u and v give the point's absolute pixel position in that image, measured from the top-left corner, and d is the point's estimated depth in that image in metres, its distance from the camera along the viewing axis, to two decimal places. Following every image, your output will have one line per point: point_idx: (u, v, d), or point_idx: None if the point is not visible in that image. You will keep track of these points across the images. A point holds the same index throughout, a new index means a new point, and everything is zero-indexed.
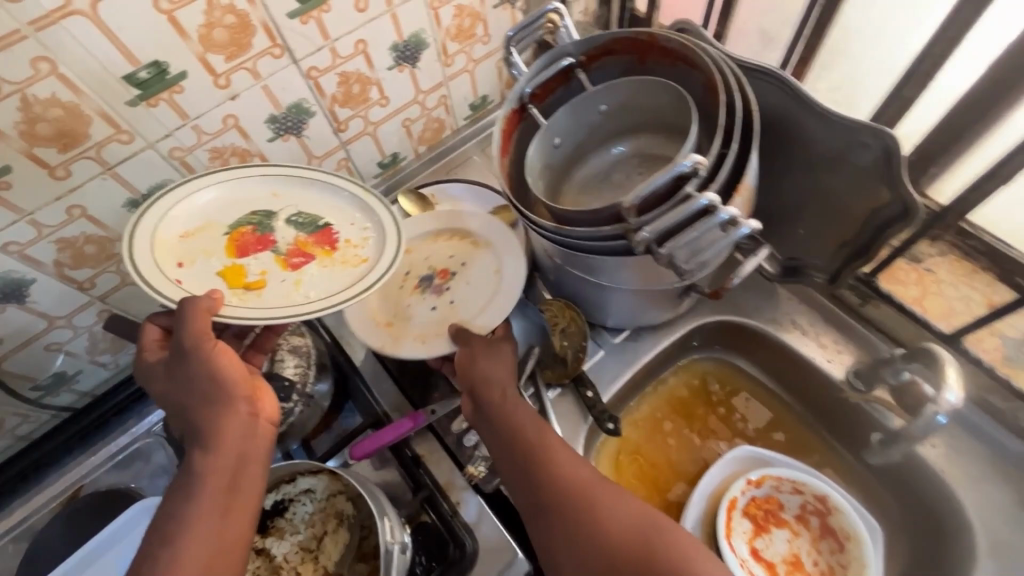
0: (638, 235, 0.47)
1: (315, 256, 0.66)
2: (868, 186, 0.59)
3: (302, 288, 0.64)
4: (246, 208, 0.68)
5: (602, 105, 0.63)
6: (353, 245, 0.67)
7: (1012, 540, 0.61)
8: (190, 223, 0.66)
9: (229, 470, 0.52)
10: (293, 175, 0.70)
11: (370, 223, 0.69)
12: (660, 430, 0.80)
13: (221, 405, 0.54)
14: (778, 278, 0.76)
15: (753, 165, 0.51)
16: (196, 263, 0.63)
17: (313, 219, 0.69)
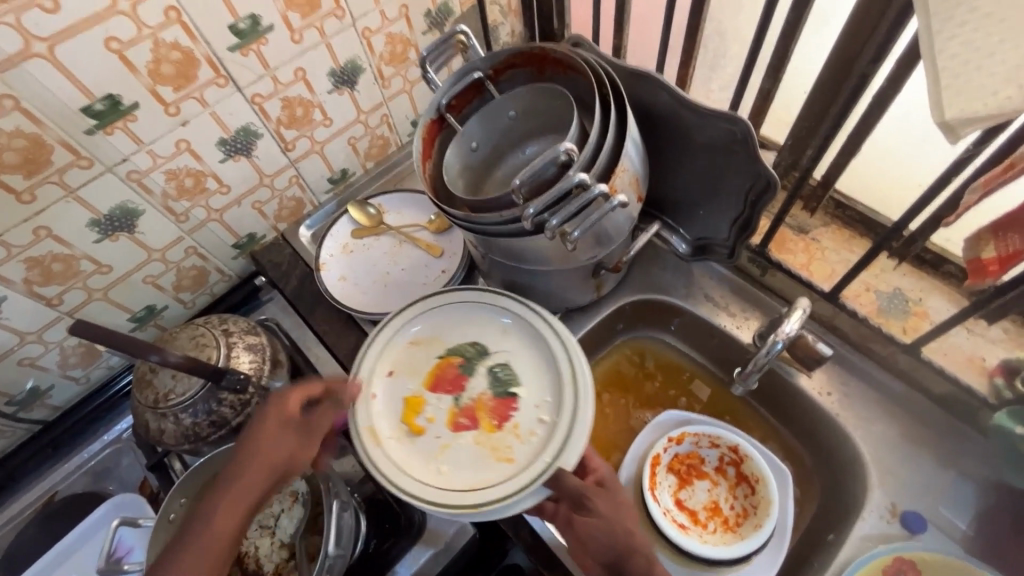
0: (526, 211, 0.55)
1: (479, 426, 0.67)
2: (741, 167, 0.69)
3: (449, 458, 0.66)
4: (472, 337, 0.73)
5: (510, 111, 0.72)
6: (517, 432, 0.66)
7: (898, 469, 0.68)
8: (425, 334, 0.73)
9: (238, 531, 0.56)
10: (529, 322, 0.71)
11: (549, 416, 0.66)
12: (599, 402, 0.88)
13: (268, 473, 0.58)
14: (690, 257, 0.84)
15: (627, 151, 0.60)
16: (400, 378, 0.71)
17: (507, 382, 0.69)
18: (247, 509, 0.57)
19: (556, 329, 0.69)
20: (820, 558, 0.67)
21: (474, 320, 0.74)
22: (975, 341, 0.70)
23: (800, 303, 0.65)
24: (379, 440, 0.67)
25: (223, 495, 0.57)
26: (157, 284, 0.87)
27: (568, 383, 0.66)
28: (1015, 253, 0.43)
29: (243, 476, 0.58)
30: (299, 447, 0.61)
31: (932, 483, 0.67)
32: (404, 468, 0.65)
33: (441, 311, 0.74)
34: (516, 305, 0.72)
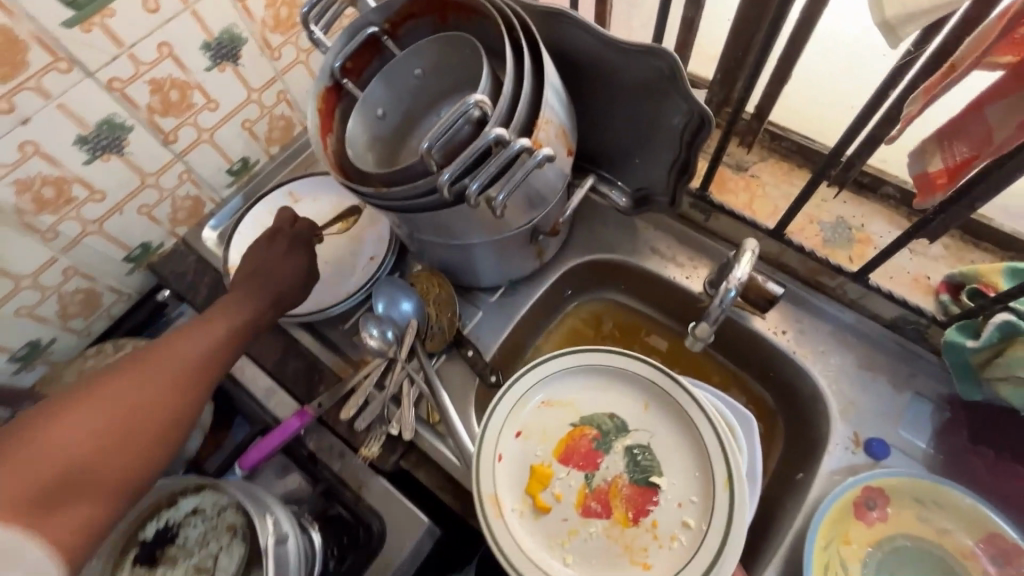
0: (440, 179, 0.48)
1: (612, 515, 0.61)
2: (672, 107, 0.64)
3: (576, 543, 0.60)
4: (611, 406, 0.66)
5: (416, 69, 0.63)
6: (654, 535, 0.59)
7: (856, 398, 0.68)
8: (559, 395, 0.66)
9: (167, 396, 0.52)
10: (678, 406, 0.64)
11: (695, 520, 0.59)
12: None
13: (200, 363, 0.56)
14: (632, 210, 0.80)
15: (548, 100, 0.54)
16: (529, 442, 0.64)
17: (647, 469, 0.62)
18: (173, 385, 0.53)
19: (715, 432, 0.61)
20: (791, 499, 0.67)
21: (613, 389, 0.66)
22: (918, 260, 0.69)
23: (749, 244, 0.61)
24: (501, 511, 0.60)
25: (138, 374, 0.52)
26: (35, 315, 0.75)
27: (721, 488, 0.59)
28: (963, 162, 0.40)
29: (165, 362, 0.54)
30: (240, 334, 0.62)
31: (890, 406, 0.67)
32: (525, 550, 0.58)
33: (576, 373, 0.67)
34: (663, 383, 0.64)
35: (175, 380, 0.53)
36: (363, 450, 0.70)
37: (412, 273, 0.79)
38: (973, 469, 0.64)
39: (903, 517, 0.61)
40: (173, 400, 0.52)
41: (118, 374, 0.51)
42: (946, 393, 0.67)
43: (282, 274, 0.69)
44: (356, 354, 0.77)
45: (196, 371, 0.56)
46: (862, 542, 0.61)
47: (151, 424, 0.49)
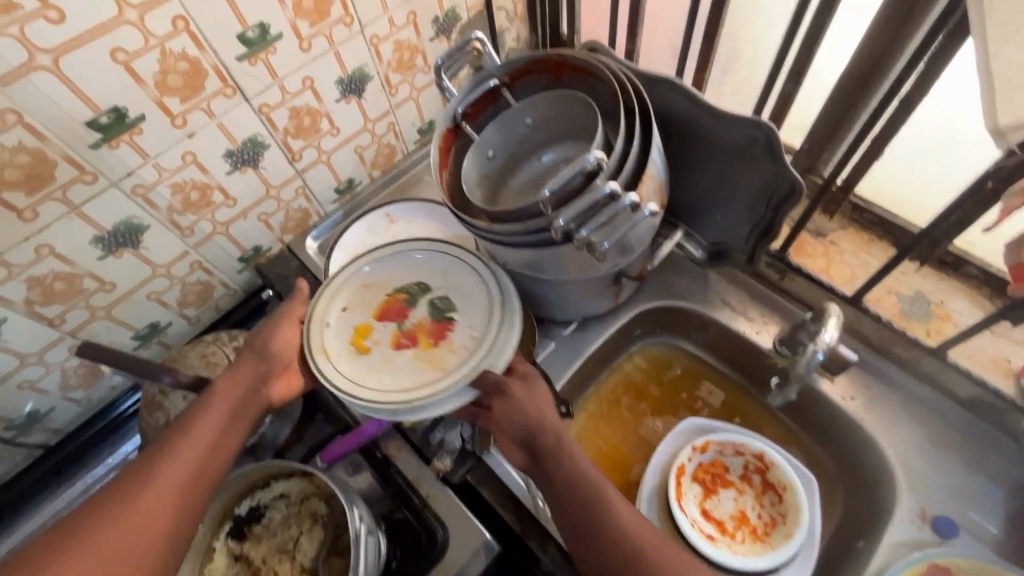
0: (556, 223, 0.54)
1: (419, 346, 0.65)
2: (765, 172, 0.68)
3: (392, 369, 0.64)
4: (417, 276, 0.70)
5: (528, 118, 0.70)
6: (452, 349, 0.64)
7: (925, 474, 0.68)
8: (375, 275, 0.70)
9: (193, 476, 0.56)
10: (459, 261, 0.70)
11: (484, 334, 0.64)
12: (618, 406, 0.88)
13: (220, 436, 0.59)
14: (706, 262, 0.84)
15: (654, 158, 0.59)
16: (353, 311, 0.68)
17: (447, 309, 0.67)
18: (191, 467, 0.56)
19: (503, 288, 0.67)
20: (852, 566, 0.67)
21: (407, 262, 0.71)
22: (999, 342, 0.70)
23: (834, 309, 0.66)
24: (328, 357, 0.64)
25: (177, 457, 0.56)
26: (162, 300, 0.84)
27: (498, 310, 0.65)
28: None
29: (196, 441, 0.58)
30: (252, 416, 0.63)
31: (960, 485, 0.67)
32: (349, 378, 0.63)
33: (371, 264, 0.71)
34: (467, 258, 0.70)
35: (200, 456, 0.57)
36: (435, 462, 0.74)
37: None
38: None
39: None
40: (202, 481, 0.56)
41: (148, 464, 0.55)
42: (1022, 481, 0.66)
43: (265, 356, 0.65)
44: None
45: (212, 446, 0.59)
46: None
47: (180, 508, 0.54)
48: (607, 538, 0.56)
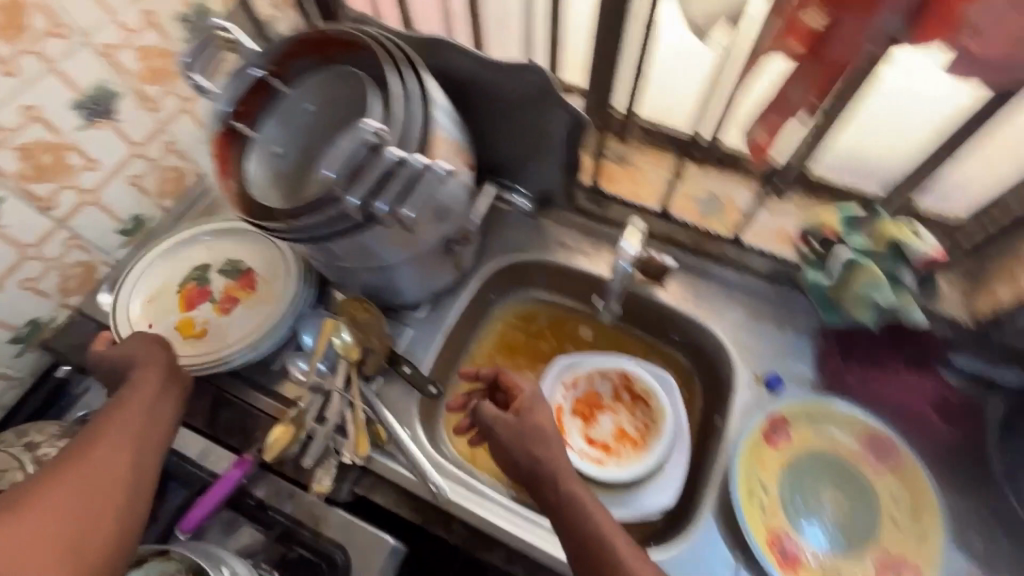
0: (347, 202, 0.51)
1: (240, 299, 0.79)
2: (552, 114, 0.71)
3: (231, 328, 0.78)
4: (192, 262, 0.82)
5: (309, 104, 0.65)
6: (266, 284, 0.80)
7: (750, 345, 0.78)
8: (150, 287, 0.80)
9: (122, 465, 0.56)
10: (220, 228, 0.83)
11: (279, 260, 0.81)
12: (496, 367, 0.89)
13: (145, 433, 0.60)
14: (536, 211, 0.87)
15: (438, 119, 0.59)
16: (162, 322, 0.78)
17: (236, 266, 0.81)
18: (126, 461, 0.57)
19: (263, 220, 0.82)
20: (714, 441, 0.75)
21: (172, 260, 0.82)
22: (777, 219, 0.80)
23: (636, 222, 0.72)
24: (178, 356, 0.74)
25: (104, 451, 0.57)
26: None
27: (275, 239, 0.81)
28: None
29: (128, 440, 0.58)
30: (168, 417, 0.64)
31: (778, 345, 0.78)
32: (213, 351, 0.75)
33: (140, 284, 0.80)
34: (219, 225, 0.83)
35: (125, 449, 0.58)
36: (315, 486, 0.69)
37: (336, 303, 0.78)
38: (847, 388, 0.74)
39: (802, 434, 0.72)
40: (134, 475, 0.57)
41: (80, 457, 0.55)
42: (817, 326, 0.78)
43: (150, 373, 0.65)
44: (290, 394, 0.75)
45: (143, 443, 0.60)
46: (775, 464, 0.70)
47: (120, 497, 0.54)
48: (575, 528, 0.56)
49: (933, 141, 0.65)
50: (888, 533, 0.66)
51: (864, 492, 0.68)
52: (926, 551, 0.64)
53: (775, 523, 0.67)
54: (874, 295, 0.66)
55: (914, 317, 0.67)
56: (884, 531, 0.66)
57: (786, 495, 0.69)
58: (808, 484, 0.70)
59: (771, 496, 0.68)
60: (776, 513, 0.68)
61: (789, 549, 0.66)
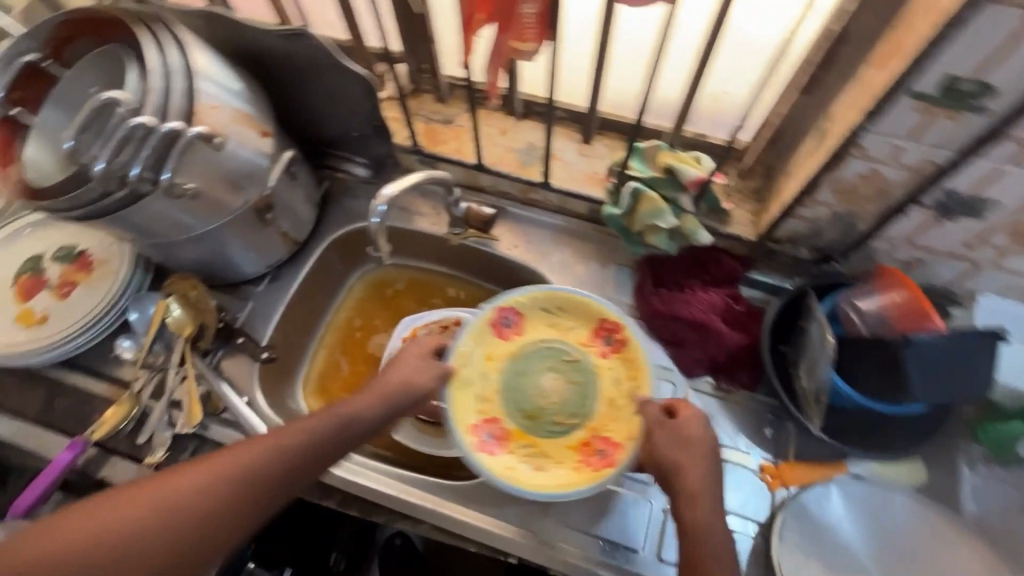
0: (95, 167, 0.53)
1: (77, 282, 0.79)
2: (350, 79, 0.74)
3: (71, 310, 0.77)
4: (25, 256, 0.81)
5: (92, 86, 0.65)
6: (100, 265, 0.80)
7: (573, 281, 0.84)
8: None
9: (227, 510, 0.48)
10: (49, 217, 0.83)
11: (112, 240, 0.81)
12: (352, 331, 0.93)
13: (328, 452, 0.55)
14: (373, 177, 0.91)
15: (206, 88, 0.61)
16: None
17: (69, 251, 0.81)
18: (252, 484, 0.50)
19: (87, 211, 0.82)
20: None
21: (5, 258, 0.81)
22: (590, 161, 0.85)
23: (397, 170, 0.67)
24: (16, 347, 0.74)
25: (203, 478, 0.48)
26: None
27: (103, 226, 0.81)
28: None
29: (242, 469, 0.50)
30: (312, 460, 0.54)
31: (600, 280, 0.84)
32: (49, 336, 0.75)
33: None
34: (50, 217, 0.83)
35: (256, 481, 0.50)
36: (148, 458, 0.71)
37: (167, 282, 0.79)
38: (657, 312, 0.78)
39: (536, 318, 0.75)
40: (196, 536, 0.47)
41: (93, 503, 0.45)
42: (634, 258, 0.84)
43: (406, 373, 0.66)
44: (128, 376, 0.76)
45: (285, 474, 0.52)
46: (502, 354, 0.74)
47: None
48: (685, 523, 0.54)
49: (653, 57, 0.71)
50: (600, 412, 0.72)
51: (592, 381, 0.74)
52: (626, 429, 0.70)
53: (494, 413, 0.72)
54: (657, 222, 0.73)
55: (699, 238, 0.74)
56: (597, 409, 0.72)
57: (504, 405, 0.72)
58: (533, 370, 0.74)
59: (489, 387, 0.73)
60: (491, 400, 0.72)
61: (495, 433, 0.70)
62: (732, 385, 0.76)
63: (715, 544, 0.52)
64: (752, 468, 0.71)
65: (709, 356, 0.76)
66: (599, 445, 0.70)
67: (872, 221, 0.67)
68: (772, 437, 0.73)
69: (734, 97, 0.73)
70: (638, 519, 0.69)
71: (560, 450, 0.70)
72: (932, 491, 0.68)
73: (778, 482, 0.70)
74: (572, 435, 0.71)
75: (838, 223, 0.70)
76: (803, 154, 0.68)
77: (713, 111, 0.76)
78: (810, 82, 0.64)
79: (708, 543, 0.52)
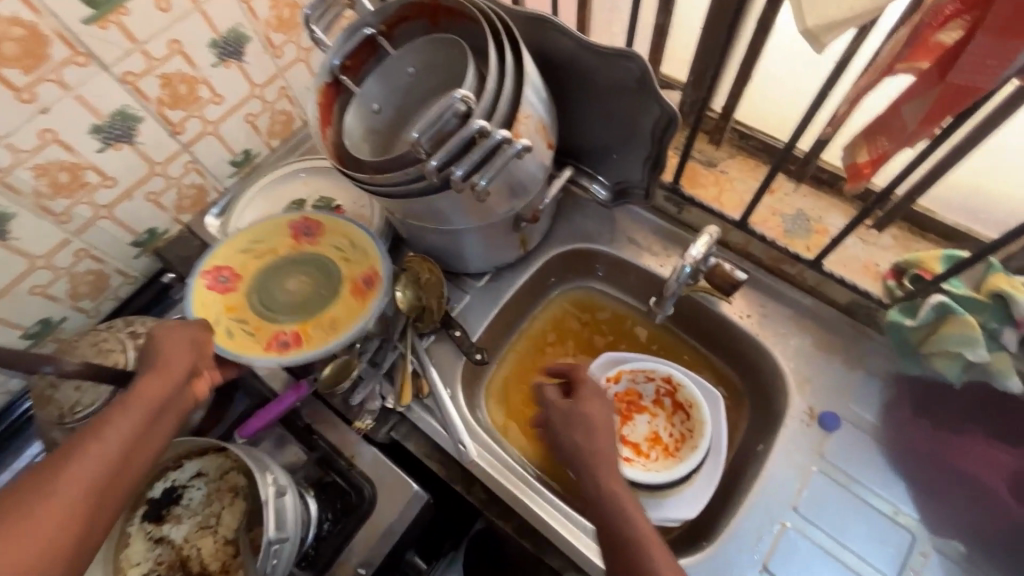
0: (428, 164, 0.53)
1: None
2: (644, 107, 0.70)
3: None
4: (290, 197, 0.89)
5: (409, 67, 0.68)
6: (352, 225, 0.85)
7: (809, 374, 0.74)
8: (253, 216, 0.88)
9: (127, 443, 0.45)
10: (317, 167, 0.91)
11: (365, 205, 0.87)
12: (545, 343, 0.91)
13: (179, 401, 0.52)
14: (611, 202, 0.86)
15: (528, 97, 0.60)
16: None
17: (328, 204, 0.88)
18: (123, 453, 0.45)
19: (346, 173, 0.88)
20: (752, 465, 0.73)
21: (276, 193, 0.90)
22: (869, 250, 0.74)
23: (709, 228, 0.68)
24: None
25: (63, 472, 0.41)
26: (48, 294, 0.79)
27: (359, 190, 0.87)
28: (883, 155, 0.47)
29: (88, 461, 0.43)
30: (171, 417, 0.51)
31: (845, 383, 0.73)
32: None
33: (246, 212, 0.88)
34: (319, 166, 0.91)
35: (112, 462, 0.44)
36: (357, 422, 0.75)
37: (405, 259, 0.81)
38: (914, 448, 0.68)
39: (247, 262, 0.75)
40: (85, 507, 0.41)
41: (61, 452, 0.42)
42: (891, 372, 0.72)
43: (185, 343, 0.56)
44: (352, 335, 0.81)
45: (118, 469, 0.44)
46: (236, 300, 0.73)
47: (108, 499, 0.43)
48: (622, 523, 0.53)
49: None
50: (346, 267, 0.75)
51: (314, 259, 0.76)
52: (361, 254, 0.75)
53: (268, 331, 0.71)
54: (964, 351, 0.61)
55: (1009, 382, 0.61)
56: (339, 271, 0.75)
57: (262, 311, 0.73)
58: (273, 284, 0.75)
59: (252, 319, 0.72)
60: (260, 329, 0.72)
61: (288, 338, 0.71)
62: (993, 565, 0.63)
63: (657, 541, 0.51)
64: None
65: (971, 519, 0.64)
66: (359, 279, 0.74)
67: None
68: None
69: None
70: None
71: (335, 300, 0.73)
72: None
73: None
74: (338, 291, 0.73)
75: None
76: None
77: None
78: None
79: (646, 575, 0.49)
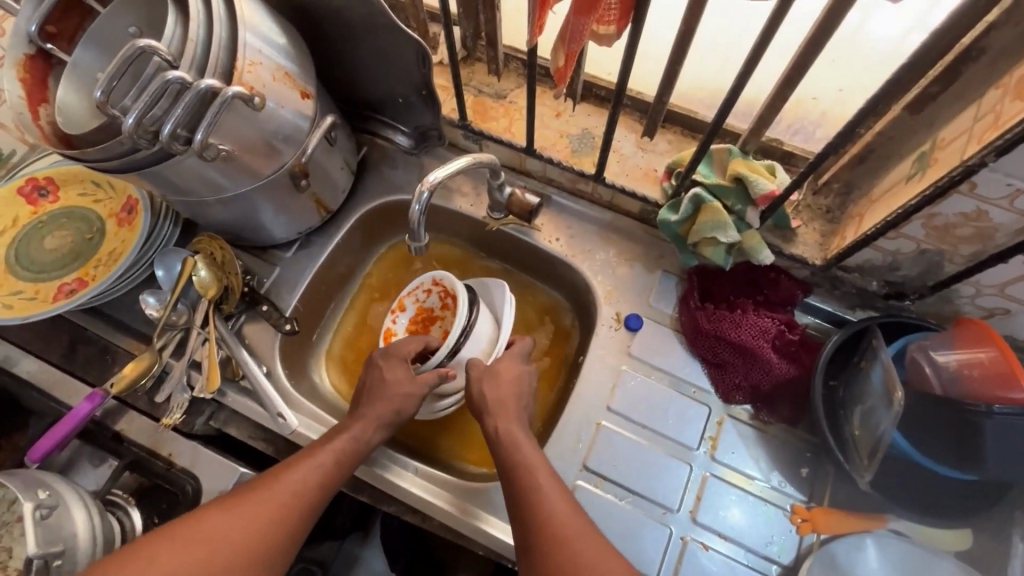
0: (123, 126, 0.49)
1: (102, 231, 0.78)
2: (401, 42, 0.68)
3: None
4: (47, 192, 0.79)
5: (131, 27, 0.61)
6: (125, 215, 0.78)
7: (613, 283, 0.79)
8: None
9: (291, 506, 0.57)
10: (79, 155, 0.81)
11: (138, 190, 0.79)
12: (379, 299, 0.90)
13: (307, 497, 0.58)
14: (415, 148, 0.85)
15: (251, 42, 0.56)
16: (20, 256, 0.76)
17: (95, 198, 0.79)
18: (295, 499, 0.57)
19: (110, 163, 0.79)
20: (575, 377, 0.78)
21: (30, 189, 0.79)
22: (648, 156, 0.78)
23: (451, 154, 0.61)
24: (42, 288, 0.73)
25: (224, 516, 0.55)
26: None
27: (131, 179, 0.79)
28: (573, 56, 0.49)
29: (268, 500, 0.56)
30: (296, 495, 0.57)
31: (645, 284, 0.78)
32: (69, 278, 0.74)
33: None
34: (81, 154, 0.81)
35: (274, 521, 0.56)
36: (166, 419, 0.70)
37: (194, 241, 0.77)
38: (701, 330, 0.73)
39: None
40: (296, 511, 0.57)
41: (214, 508, 0.55)
42: (682, 267, 0.78)
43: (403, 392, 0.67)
44: (150, 330, 0.75)
45: (271, 538, 0.55)
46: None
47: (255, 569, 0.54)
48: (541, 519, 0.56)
49: (776, 58, 0.63)
50: (107, 208, 0.77)
51: (64, 214, 0.76)
52: (116, 188, 0.77)
53: (51, 288, 0.71)
54: (718, 236, 0.67)
55: (760, 256, 0.68)
56: (96, 213, 0.76)
57: (32, 276, 0.72)
58: (32, 250, 0.74)
59: (27, 285, 0.71)
60: (41, 289, 0.71)
61: (75, 284, 0.71)
62: (771, 417, 0.71)
63: (571, 534, 0.55)
64: (784, 509, 0.68)
65: (751, 383, 0.71)
66: (123, 209, 0.76)
67: (961, 265, 0.60)
68: (809, 478, 0.69)
69: (843, 108, 0.65)
70: (647, 541, 0.67)
71: (106, 241, 0.75)
72: (976, 558, 0.63)
73: (809, 526, 0.66)
74: (105, 229, 0.75)
75: (921, 261, 0.63)
76: (895, 180, 0.61)
77: (792, 119, 0.69)
78: (921, 99, 0.56)
79: (574, 545, 0.54)
